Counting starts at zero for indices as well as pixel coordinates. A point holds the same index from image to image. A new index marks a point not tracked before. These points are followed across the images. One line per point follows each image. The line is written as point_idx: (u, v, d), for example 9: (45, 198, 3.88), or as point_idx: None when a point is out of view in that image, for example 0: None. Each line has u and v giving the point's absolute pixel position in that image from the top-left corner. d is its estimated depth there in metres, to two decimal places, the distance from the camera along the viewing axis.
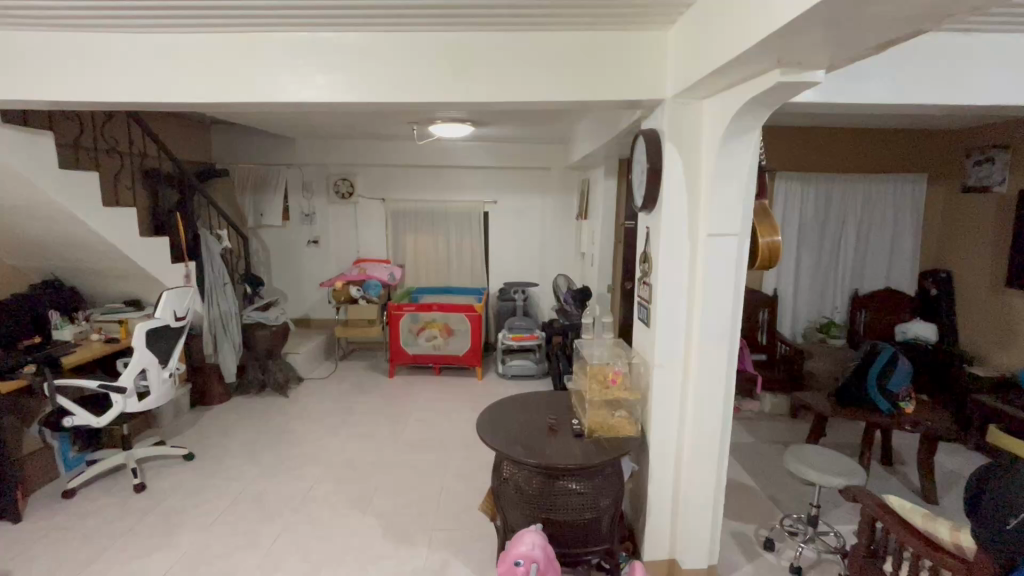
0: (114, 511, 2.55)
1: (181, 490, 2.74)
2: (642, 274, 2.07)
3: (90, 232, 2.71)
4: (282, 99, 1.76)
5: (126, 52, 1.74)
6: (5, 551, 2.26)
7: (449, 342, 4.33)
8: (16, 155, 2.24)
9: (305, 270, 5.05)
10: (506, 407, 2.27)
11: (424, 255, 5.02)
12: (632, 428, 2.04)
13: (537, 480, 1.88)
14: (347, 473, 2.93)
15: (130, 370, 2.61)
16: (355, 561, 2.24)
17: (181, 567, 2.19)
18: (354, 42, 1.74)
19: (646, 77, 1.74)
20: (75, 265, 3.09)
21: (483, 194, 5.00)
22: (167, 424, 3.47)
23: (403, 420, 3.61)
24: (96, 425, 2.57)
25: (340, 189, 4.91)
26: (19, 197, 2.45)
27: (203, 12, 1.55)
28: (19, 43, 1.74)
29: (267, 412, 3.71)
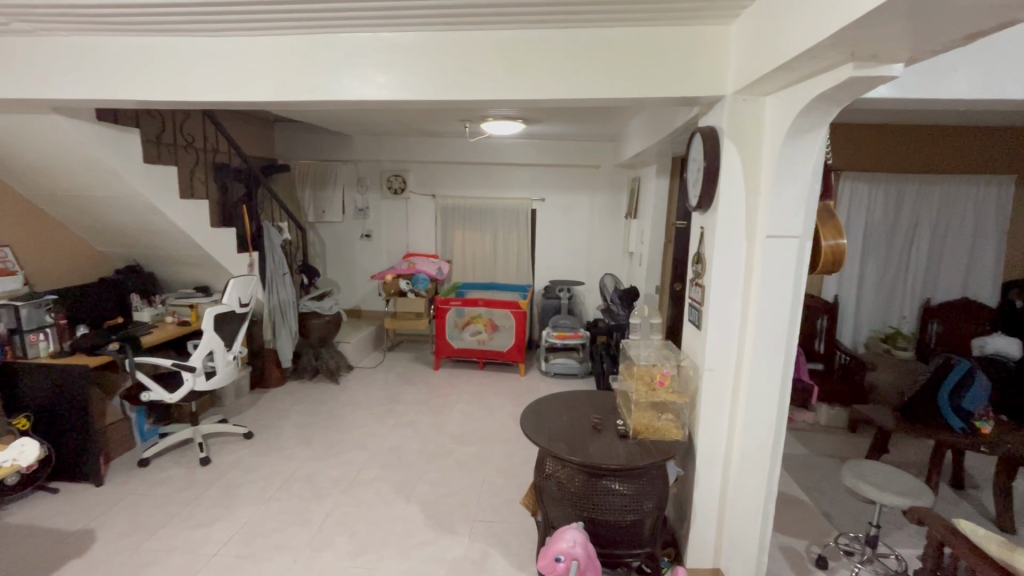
0: (183, 481, 2.76)
1: (241, 466, 2.93)
2: (694, 275, 2.03)
3: (168, 222, 2.92)
4: (345, 96, 1.83)
5: (205, 55, 1.86)
6: (89, 510, 2.49)
7: (494, 337, 4.38)
8: (107, 150, 2.46)
9: (357, 263, 5.24)
10: (550, 404, 2.28)
11: (471, 251, 5.09)
12: (679, 432, 1.99)
13: (579, 478, 1.88)
14: (392, 461, 3.03)
15: (200, 352, 2.80)
16: (398, 545, 2.31)
17: (240, 538, 2.34)
18: (415, 41, 1.79)
19: (705, 73, 1.70)
20: (153, 252, 3.34)
21: (531, 191, 5.01)
22: (229, 403, 3.70)
23: (446, 412, 3.69)
24: (169, 400, 2.78)
25: (393, 185, 5.04)
26: (109, 190, 2.69)
27: (275, 15, 1.64)
28: (116, 48, 1.90)
29: (319, 397, 3.88)
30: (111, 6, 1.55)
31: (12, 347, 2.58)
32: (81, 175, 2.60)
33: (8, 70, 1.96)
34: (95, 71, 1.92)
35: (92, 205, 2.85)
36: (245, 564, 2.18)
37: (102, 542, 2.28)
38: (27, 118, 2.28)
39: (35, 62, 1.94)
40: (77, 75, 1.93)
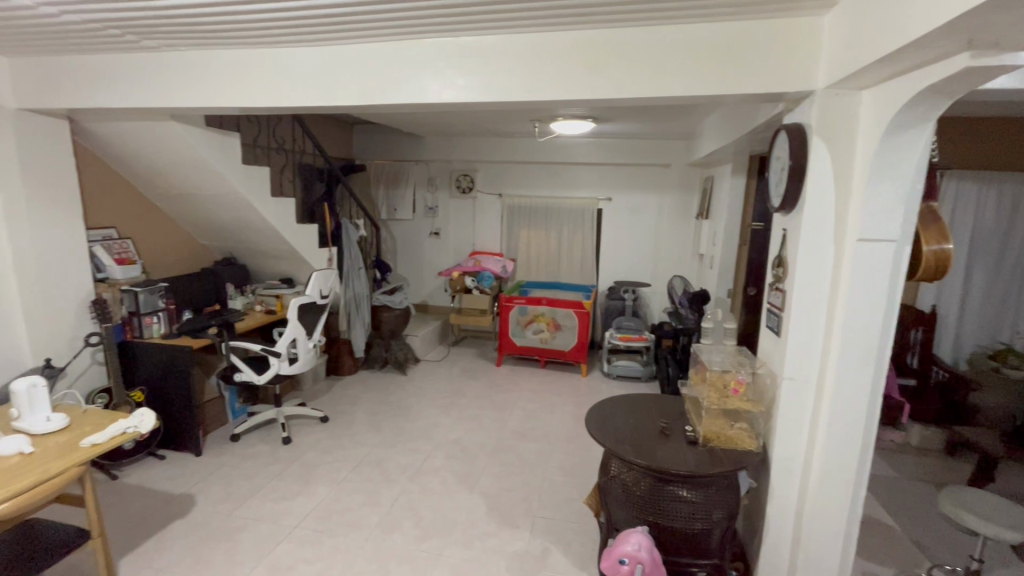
0: (267, 457, 2.99)
1: (318, 447, 3.13)
2: (774, 278, 1.93)
3: (260, 218, 3.17)
4: (425, 99, 1.92)
5: (299, 65, 2.02)
6: (190, 477, 2.77)
7: (556, 337, 4.38)
8: (213, 152, 2.72)
9: (426, 259, 5.43)
10: (617, 405, 2.27)
11: (536, 249, 5.12)
12: (752, 442, 1.91)
13: (645, 482, 1.85)
14: (456, 452, 3.12)
15: (285, 338, 3.03)
16: (462, 534, 2.38)
17: (318, 513, 2.51)
18: (494, 43, 1.84)
19: (795, 65, 1.61)
20: (246, 246, 3.64)
21: (598, 191, 4.96)
22: (307, 388, 3.97)
23: (508, 408, 3.75)
24: (257, 381, 3.02)
25: (461, 184, 5.18)
26: (213, 188, 2.97)
27: (366, 28, 1.74)
28: (224, 59, 2.09)
29: (388, 387, 4.07)
30: (226, 23, 1.72)
31: (131, 328, 2.91)
32: (189, 175, 2.89)
33: (136, 82, 2.20)
34: (206, 81, 2.12)
35: (197, 202, 3.16)
36: (321, 538, 2.33)
37: (200, 507, 2.52)
38: (150, 125, 2.56)
39: (157, 75, 2.17)
40: (191, 85, 2.14)
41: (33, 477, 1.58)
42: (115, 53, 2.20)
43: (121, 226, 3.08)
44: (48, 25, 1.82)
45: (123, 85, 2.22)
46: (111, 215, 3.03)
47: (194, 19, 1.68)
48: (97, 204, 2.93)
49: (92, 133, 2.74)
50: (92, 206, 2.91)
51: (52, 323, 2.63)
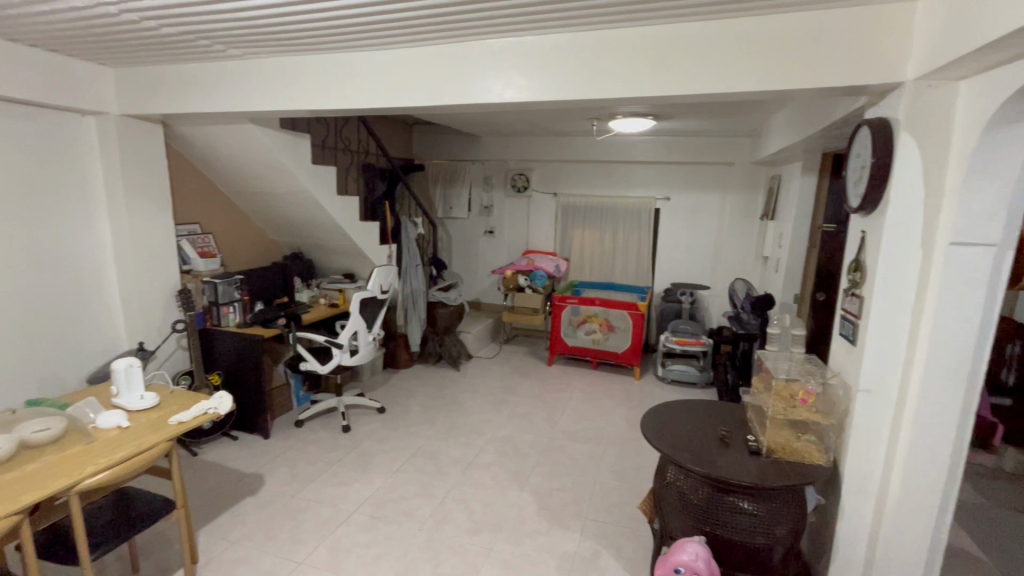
0: (329, 444, 3.14)
1: (375, 436, 3.26)
2: (850, 284, 1.81)
3: (327, 216, 3.34)
4: (487, 98, 1.94)
5: (367, 68, 2.09)
6: (260, 458, 2.96)
7: (608, 338, 4.33)
8: (286, 153, 2.89)
9: (480, 257, 5.51)
10: (673, 410, 2.20)
11: (590, 249, 5.07)
12: (822, 457, 1.80)
13: (703, 491, 1.79)
14: (507, 449, 3.15)
15: (347, 331, 3.16)
16: (512, 530, 2.40)
17: (374, 500, 2.61)
18: (556, 42, 1.83)
19: (882, 55, 1.51)
20: (313, 242, 3.83)
21: (656, 190, 4.85)
22: (365, 379, 4.13)
23: (559, 408, 3.73)
24: (321, 371, 3.18)
25: (517, 183, 5.22)
26: (285, 187, 3.15)
27: (432, 31, 1.79)
28: (298, 65, 2.20)
29: (441, 381, 4.16)
30: (303, 31, 1.81)
31: (210, 316, 3.14)
32: (264, 174, 3.08)
33: (220, 88, 2.36)
34: (282, 86, 2.25)
35: (271, 200, 3.36)
36: (378, 524, 2.42)
37: (268, 486, 2.69)
38: (232, 128, 2.75)
39: (239, 81, 2.33)
40: (270, 91, 2.28)
41: (129, 450, 1.73)
42: (203, 62, 2.37)
43: (204, 222, 3.33)
44: (147, 37, 1.99)
45: (209, 91, 2.40)
46: (196, 212, 3.28)
47: (275, 28, 1.79)
48: (184, 202, 3.19)
49: (181, 135, 2.97)
50: (180, 204, 3.16)
51: (144, 310, 2.88)
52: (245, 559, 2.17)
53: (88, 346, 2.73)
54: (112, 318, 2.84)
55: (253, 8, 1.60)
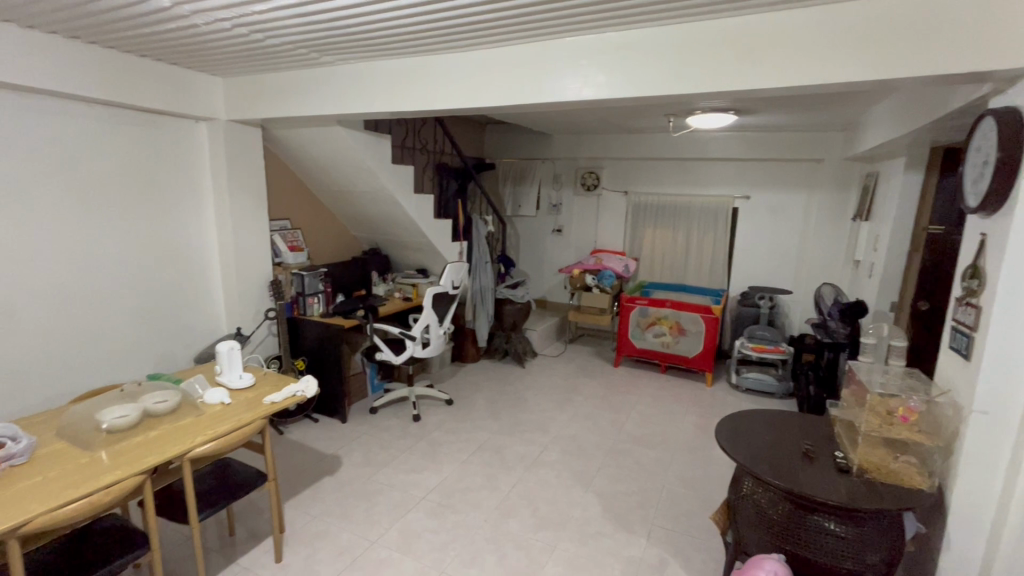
0: (400, 431, 3.29)
1: (443, 427, 3.36)
2: (964, 292, 1.64)
3: (404, 213, 3.48)
4: (564, 96, 1.94)
5: (446, 69, 2.17)
6: (337, 440, 3.15)
7: (679, 341, 4.19)
8: (369, 154, 3.06)
9: (547, 255, 5.52)
10: (750, 420, 2.09)
11: (661, 249, 4.93)
12: (923, 481, 1.63)
13: (784, 507, 1.69)
14: (572, 448, 3.14)
15: (420, 324, 3.28)
16: (577, 530, 2.39)
17: (442, 489, 2.69)
18: (637, 38, 1.80)
19: (1015, 35, 1.34)
20: (389, 238, 4.01)
21: (734, 188, 4.62)
22: (434, 371, 4.27)
23: (625, 411, 3.66)
24: (395, 362, 3.32)
25: (587, 181, 5.16)
26: (367, 186, 3.32)
27: (512, 31, 1.82)
28: (383, 70, 2.32)
29: (507, 377, 4.22)
30: (389, 36, 1.91)
31: (298, 306, 3.38)
32: (348, 174, 3.26)
33: (313, 94, 2.54)
34: (368, 90, 2.37)
35: (353, 198, 3.55)
36: (445, 512, 2.50)
37: (345, 468, 2.86)
38: (322, 131, 2.95)
39: (330, 85, 2.48)
40: (357, 94, 2.41)
41: (230, 424, 1.92)
42: (298, 69, 2.55)
43: (294, 218, 3.59)
44: (252, 48, 2.18)
45: (303, 97, 2.59)
46: (287, 209, 3.54)
47: (363, 34, 1.89)
48: (277, 199, 3.45)
49: (276, 138, 3.22)
50: (274, 201, 3.43)
51: (242, 298, 3.16)
52: (325, 533, 2.33)
53: (195, 328, 3.03)
54: (215, 305, 3.14)
55: (346, 17, 1.71)
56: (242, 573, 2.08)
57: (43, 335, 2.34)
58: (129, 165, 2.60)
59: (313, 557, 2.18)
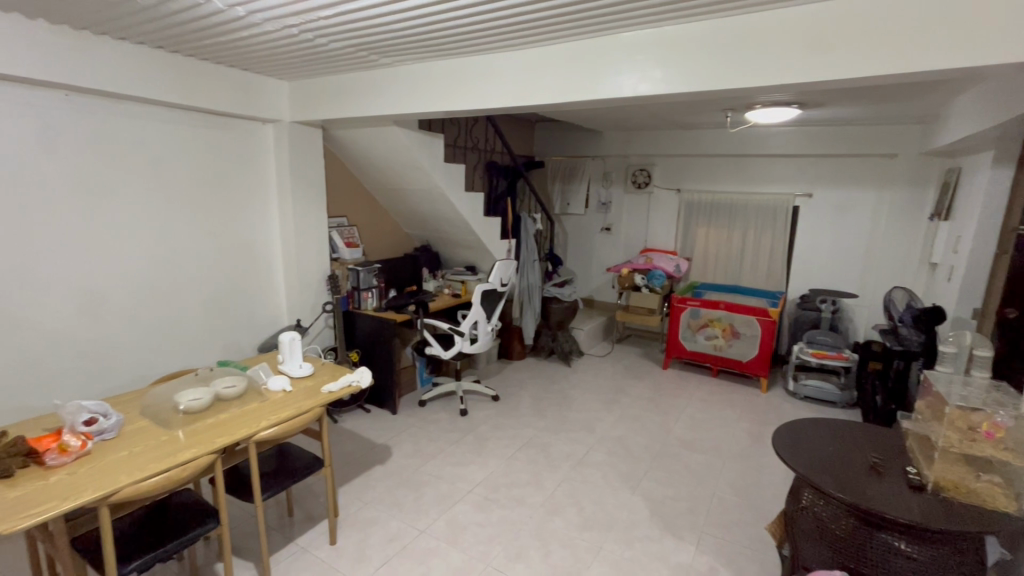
0: (448, 425, 3.35)
1: (489, 423, 3.40)
2: None
3: (455, 211, 3.54)
4: (619, 93, 1.92)
5: (500, 68, 2.19)
6: (388, 431, 3.25)
7: (732, 344, 4.04)
8: (422, 152, 3.13)
9: (596, 254, 5.47)
10: (812, 429, 1.99)
11: (714, 249, 4.78)
12: (1009, 502, 1.51)
13: (849, 521, 1.60)
14: (619, 449, 3.10)
15: (469, 320, 3.33)
16: (623, 533, 2.36)
17: (488, 483, 2.73)
18: (697, 31, 1.75)
19: None
20: (440, 235, 4.08)
21: (795, 185, 4.40)
22: (481, 367, 4.33)
23: (674, 414, 3.57)
24: (444, 356, 3.39)
25: (638, 179, 5.06)
26: (420, 184, 3.40)
27: (568, 27, 1.81)
28: (438, 70, 2.37)
29: (553, 375, 4.22)
30: (446, 36, 1.95)
31: (353, 300, 3.52)
32: (403, 173, 3.35)
33: (372, 95, 2.63)
34: (425, 90, 2.42)
35: (406, 196, 3.64)
36: (491, 506, 2.53)
37: (395, 457, 2.95)
38: (378, 131, 3.05)
39: (387, 87, 2.56)
40: (413, 94, 2.47)
41: (291, 411, 2.02)
42: (357, 72, 2.65)
43: (350, 215, 3.73)
44: (317, 52, 2.28)
45: (362, 97, 2.68)
46: (345, 207, 3.68)
47: (422, 35, 1.94)
48: (336, 198, 3.60)
49: (336, 137, 3.35)
50: (333, 199, 3.58)
51: (302, 291, 3.31)
52: (376, 519, 2.41)
53: (259, 319, 3.21)
54: (277, 298, 3.31)
55: (405, 19, 1.76)
56: (300, 553, 2.19)
57: (127, 322, 2.54)
58: (203, 164, 2.79)
59: (365, 542, 2.26)
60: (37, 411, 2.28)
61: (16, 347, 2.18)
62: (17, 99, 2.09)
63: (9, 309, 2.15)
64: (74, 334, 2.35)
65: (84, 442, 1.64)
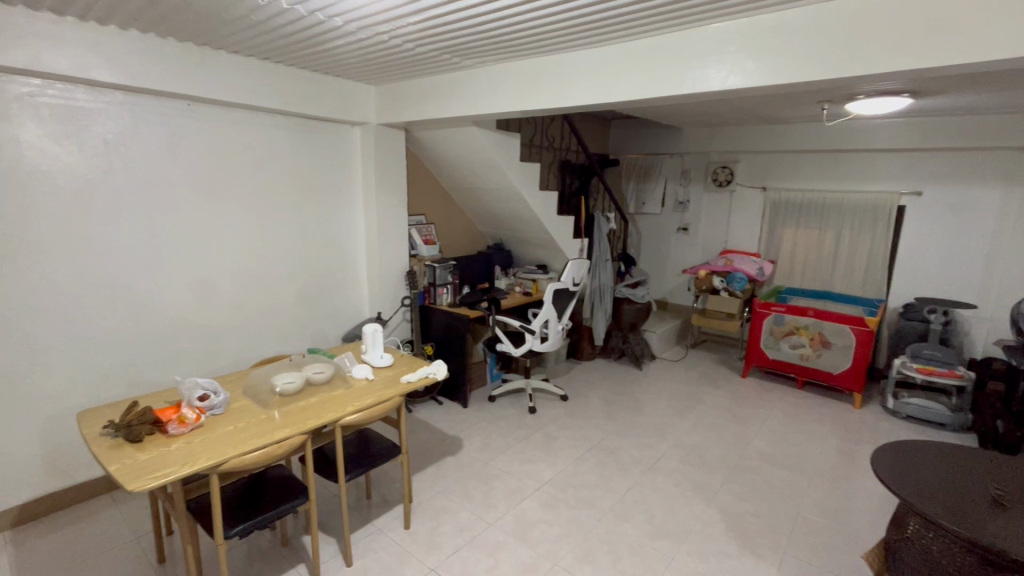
0: (517, 421, 3.39)
1: (557, 422, 3.39)
2: None
3: (529, 209, 3.56)
4: (706, 88, 1.84)
5: (580, 66, 2.18)
6: (459, 423, 3.34)
7: (821, 355, 3.74)
8: (499, 151, 3.17)
9: (671, 255, 5.29)
10: (921, 451, 1.80)
11: (803, 252, 4.47)
12: None
13: (965, 558, 1.44)
14: (693, 458, 2.98)
15: (540, 319, 3.33)
16: (697, 545, 2.27)
17: (556, 483, 2.72)
18: (795, 17, 1.64)
19: None
20: (514, 234, 4.13)
21: (901, 183, 3.99)
22: (550, 366, 4.33)
23: (754, 426, 3.38)
24: (514, 354, 3.42)
25: (719, 176, 4.85)
26: (495, 183, 3.46)
27: (656, 20, 1.76)
28: (518, 70, 2.40)
29: (623, 378, 4.13)
30: (528, 35, 1.96)
31: (429, 296, 3.65)
32: (480, 172, 3.42)
33: (454, 98, 2.71)
34: (505, 91, 2.46)
35: (482, 194, 3.71)
36: (559, 506, 2.53)
37: (466, 450, 3.02)
38: (458, 132, 3.13)
39: (468, 87, 2.63)
40: (494, 94, 2.52)
41: (373, 398, 2.13)
42: (440, 75, 2.74)
43: (428, 214, 3.87)
44: (404, 56, 2.38)
45: (444, 99, 2.77)
46: (423, 205, 3.82)
47: (506, 35, 1.97)
48: (415, 197, 3.75)
49: (417, 138, 3.49)
50: (413, 198, 3.73)
51: (383, 286, 3.48)
52: (447, 509, 2.49)
53: (344, 311, 3.41)
54: (360, 291, 3.50)
55: (489, 20, 1.80)
56: (377, 533, 2.31)
57: (232, 309, 2.80)
58: (301, 166, 3.01)
59: (437, 529, 2.34)
60: (157, 385, 2.57)
61: (143, 327, 2.48)
62: (147, 108, 2.36)
63: (140, 295, 2.45)
64: (188, 318, 2.63)
65: (198, 416, 1.83)
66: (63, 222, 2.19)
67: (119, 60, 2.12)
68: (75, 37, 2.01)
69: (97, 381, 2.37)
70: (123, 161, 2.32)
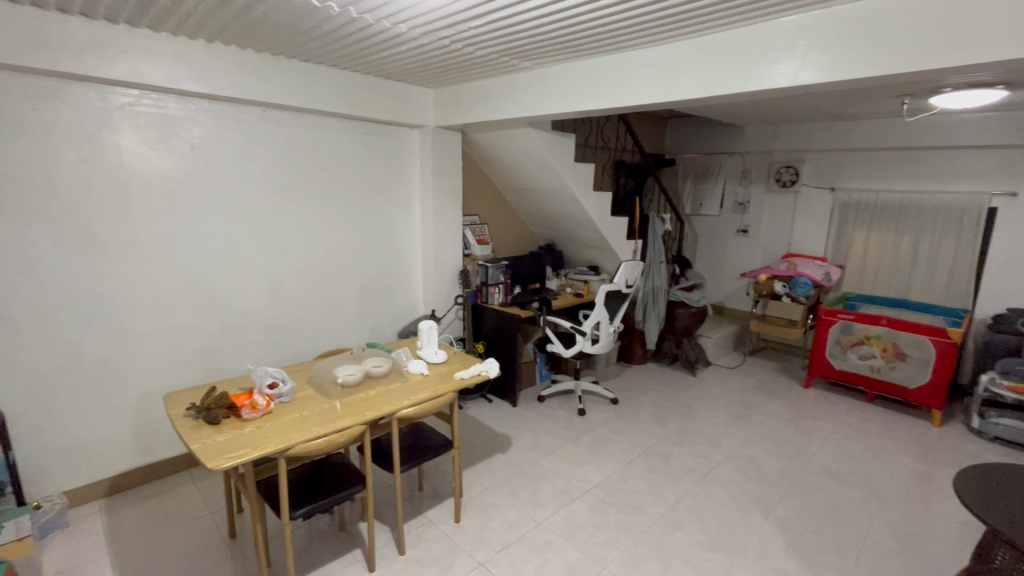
0: (566, 423, 3.38)
1: (607, 425, 3.35)
2: None
3: (582, 210, 3.54)
4: (772, 84, 1.77)
5: (639, 65, 2.15)
6: (509, 422, 3.37)
7: (894, 367, 3.49)
8: (553, 152, 3.17)
9: (729, 257, 5.11)
10: (1015, 476, 1.64)
11: (876, 257, 4.19)
12: None
13: None
14: (749, 470, 2.86)
15: (591, 320, 3.30)
16: (754, 560, 2.18)
17: (605, 486, 2.69)
18: (872, 8, 1.55)
19: None
20: (566, 234, 4.11)
21: (991, 182, 3.65)
22: (600, 368, 4.28)
23: (818, 440, 3.20)
24: (564, 354, 3.41)
25: (783, 176, 4.63)
26: (549, 183, 3.46)
27: (719, 16, 1.71)
28: (576, 70, 2.39)
29: (676, 384, 4.02)
30: (589, 34, 1.96)
31: (480, 295, 3.70)
32: (533, 172, 3.43)
33: (510, 99, 2.74)
34: (562, 91, 2.47)
35: (535, 195, 3.73)
36: (608, 509, 2.50)
37: (515, 449, 3.05)
38: (513, 134, 3.16)
39: (525, 89, 2.66)
40: (551, 95, 2.53)
41: (427, 393, 2.19)
42: (498, 78, 2.78)
43: (482, 214, 3.92)
44: (463, 59, 2.43)
45: (501, 101, 2.81)
46: (477, 206, 3.88)
47: (566, 35, 1.98)
48: (469, 197, 3.81)
49: (473, 140, 3.55)
50: (467, 199, 3.80)
51: (437, 284, 3.56)
52: (496, 505, 2.52)
53: (400, 307, 3.53)
54: (415, 288, 3.60)
55: (549, 20, 1.81)
56: (429, 525, 2.38)
57: (298, 303, 2.96)
58: (363, 167, 3.14)
59: (486, 525, 2.37)
60: (230, 372, 2.76)
61: (220, 318, 2.67)
62: (227, 114, 2.54)
63: (217, 288, 2.63)
64: (259, 311, 2.80)
65: (268, 403, 1.96)
66: (153, 220, 2.39)
67: (204, 70, 2.29)
68: (168, 51, 2.19)
69: (180, 366, 2.58)
70: (206, 163, 2.50)
